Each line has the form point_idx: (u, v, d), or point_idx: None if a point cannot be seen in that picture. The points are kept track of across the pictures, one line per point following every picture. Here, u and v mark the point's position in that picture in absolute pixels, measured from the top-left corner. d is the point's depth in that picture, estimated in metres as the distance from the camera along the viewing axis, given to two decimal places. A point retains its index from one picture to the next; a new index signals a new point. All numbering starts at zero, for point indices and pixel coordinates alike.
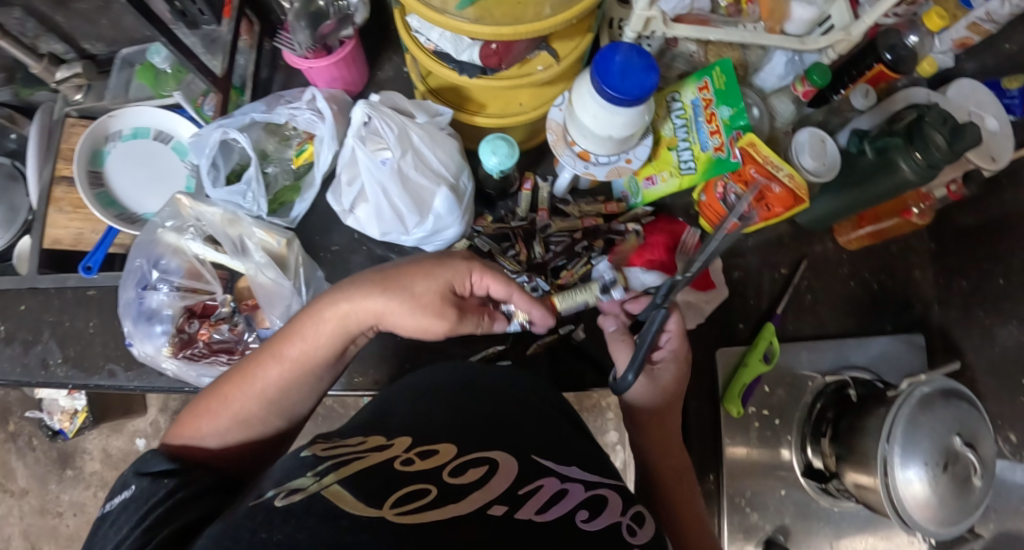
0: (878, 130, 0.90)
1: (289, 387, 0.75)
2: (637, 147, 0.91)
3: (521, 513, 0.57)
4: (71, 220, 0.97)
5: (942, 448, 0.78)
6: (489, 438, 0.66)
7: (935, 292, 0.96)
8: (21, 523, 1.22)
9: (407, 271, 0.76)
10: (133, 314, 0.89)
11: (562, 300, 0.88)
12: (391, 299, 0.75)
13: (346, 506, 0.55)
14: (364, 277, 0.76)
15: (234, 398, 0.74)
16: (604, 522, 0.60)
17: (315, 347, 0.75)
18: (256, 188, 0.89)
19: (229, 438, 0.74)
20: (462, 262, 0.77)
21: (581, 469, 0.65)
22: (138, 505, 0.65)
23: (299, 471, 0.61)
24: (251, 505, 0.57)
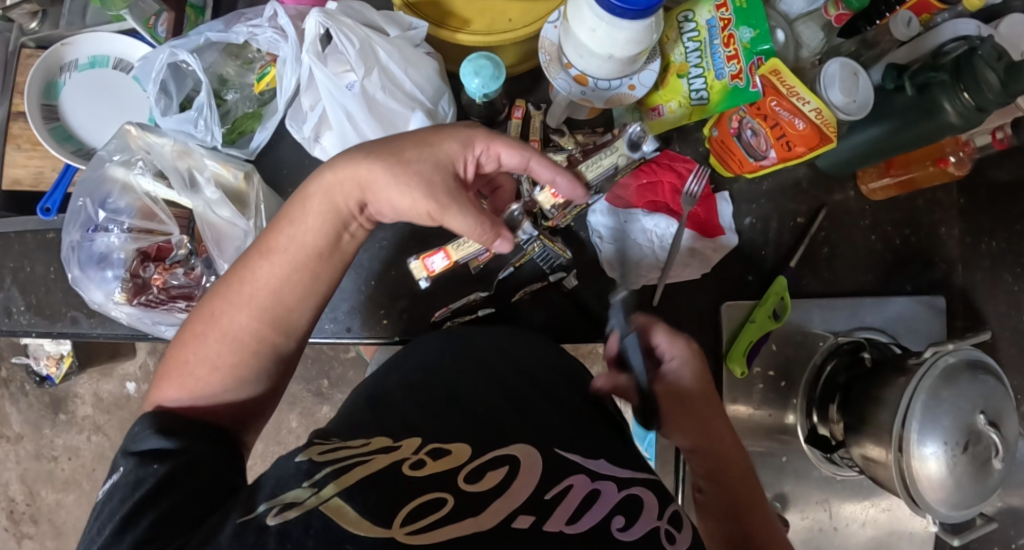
0: (920, 64, 0.78)
1: (283, 292, 0.68)
2: (643, 71, 0.80)
3: (550, 526, 0.55)
4: (28, 158, 0.84)
5: (964, 426, 0.73)
6: (490, 435, 0.62)
7: (960, 251, 0.89)
8: (18, 468, 1.25)
9: (397, 143, 0.69)
10: (81, 259, 0.78)
11: (588, 168, 0.80)
12: (377, 164, 0.67)
13: (346, 523, 0.52)
14: (344, 153, 0.70)
15: (221, 313, 0.67)
16: (641, 531, 0.57)
17: (302, 233, 0.69)
18: (208, 115, 0.78)
19: (224, 367, 0.67)
20: (460, 130, 0.70)
21: (610, 462, 0.63)
22: (124, 496, 0.57)
23: (294, 479, 0.56)
24: (239, 521, 0.53)
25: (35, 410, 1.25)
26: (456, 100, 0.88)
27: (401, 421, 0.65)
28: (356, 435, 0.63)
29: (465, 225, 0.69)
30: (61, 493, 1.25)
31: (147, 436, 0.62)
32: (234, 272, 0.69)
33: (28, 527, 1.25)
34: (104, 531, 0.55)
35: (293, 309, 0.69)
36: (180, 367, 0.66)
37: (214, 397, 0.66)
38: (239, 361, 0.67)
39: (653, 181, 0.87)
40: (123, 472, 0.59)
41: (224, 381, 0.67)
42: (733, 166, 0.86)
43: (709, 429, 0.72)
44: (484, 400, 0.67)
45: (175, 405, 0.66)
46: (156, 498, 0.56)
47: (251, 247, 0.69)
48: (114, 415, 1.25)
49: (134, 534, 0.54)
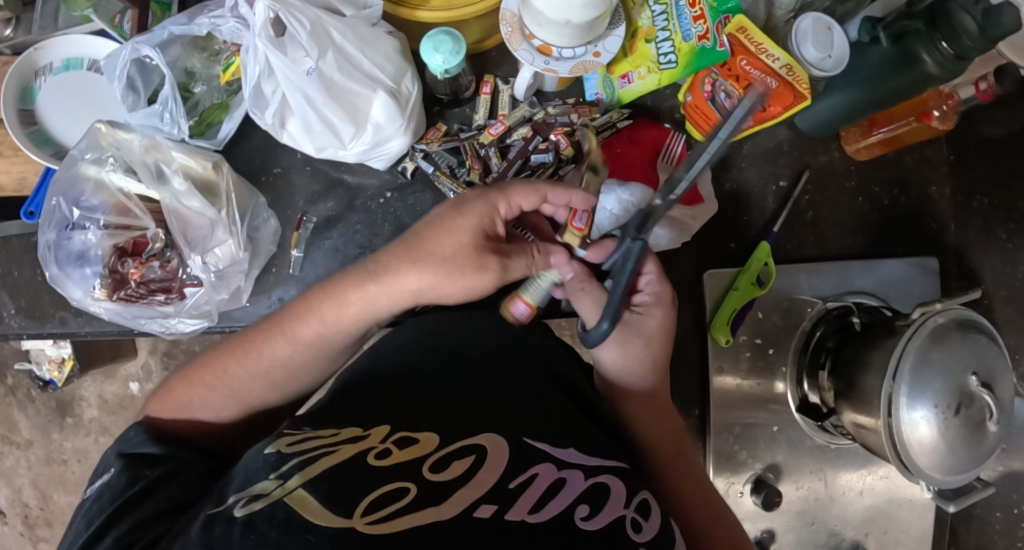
0: (895, 14, 0.75)
1: (294, 366, 0.70)
2: (607, 37, 0.78)
3: (510, 515, 0.55)
4: (11, 164, 0.86)
5: (955, 388, 0.71)
6: (459, 427, 0.62)
7: (952, 211, 0.87)
8: (30, 473, 1.29)
9: (425, 232, 0.67)
10: (59, 258, 0.80)
11: (530, 293, 0.77)
12: (423, 270, 0.66)
13: (307, 514, 0.53)
14: (384, 253, 0.69)
15: (235, 373, 0.70)
16: (606, 518, 0.57)
17: (332, 328, 0.69)
18: (173, 107, 0.79)
19: (225, 412, 0.70)
20: (483, 200, 0.68)
21: (579, 451, 0.63)
22: (112, 496, 0.60)
23: (263, 472, 0.57)
24: (209, 514, 0.55)
25: (43, 415, 1.29)
26: (423, 79, 0.86)
27: (368, 411, 0.65)
28: (324, 424, 0.64)
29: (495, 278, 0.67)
30: (74, 494, 1.29)
31: (140, 443, 0.65)
32: (248, 338, 0.71)
33: (43, 530, 1.30)
34: (90, 527, 0.58)
35: (300, 374, 0.71)
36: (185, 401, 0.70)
37: (207, 422, 0.70)
38: (245, 410, 0.71)
39: (626, 150, 0.85)
40: (113, 474, 0.62)
41: (220, 418, 0.70)
42: (709, 131, 0.84)
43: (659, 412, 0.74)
44: (451, 393, 0.67)
45: (171, 424, 0.69)
46: (140, 501, 0.59)
47: (276, 323, 0.70)
48: (119, 416, 1.27)
49: (125, 522, 0.57)
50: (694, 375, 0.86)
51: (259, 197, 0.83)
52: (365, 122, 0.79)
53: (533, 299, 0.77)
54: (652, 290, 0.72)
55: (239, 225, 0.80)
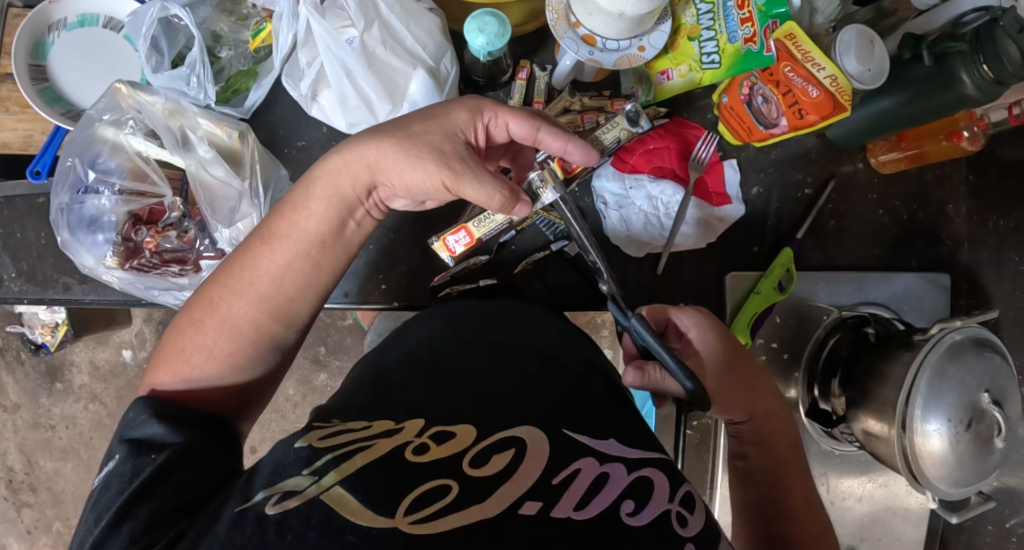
0: (939, 33, 0.76)
1: (279, 279, 0.68)
2: (653, 32, 0.78)
3: (557, 512, 0.56)
4: (18, 121, 0.81)
5: (968, 404, 0.73)
6: (492, 415, 0.63)
7: (967, 230, 0.89)
8: (15, 437, 1.24)
9: (409, 120, 0.68)
10: (70, 222, 0.76)
11: (479, 226, 0.80)
12: (382, 143, 0.67)
13: (348, 514, 0.53)
14: (361, 136, 0.70)
15: (221, 300, 0.67)
16: (653, 513, 0.58)
17: (305, 220, 0.69)
18: (201, 71, 0.75)
19: (220, 355, 0.66)
20: (468, 100, 0.69)
21: (619, 442, 0.63)
22: (122, 486, 0.58)
23: (294, 466, 0.56)
24: (237, 510, 0.53)
25: (32, 380, 1.24)
26: (459, 59, 0.84)
27: (400, 400, 0.64)
28: (355, 416, 0.63)
29: (448, 172, 0.66)
30: (60, 461, 1.25)
31: (144, 422, 0.62)
32: (235, 262, 0.69)
33: (28, 495, 1.25)
34: (100, 523, 0.56)
35: (293, 300, 0.68)
36: (177, 350, 0.67)
37: (211, 379, 0.66)
38: (237, 347, 0.67)
39: (659, 146, 0.85)
40: (118, 462, 0.60)
41: (220, 368, 0.67)
42: (741, 134, 0.84)
43: (755, 402, 0.74)
44: (476, 373, 0.67)
45: (177, 389, 0.66)
46: (151, 491, 0.56)
47: (254, 235, 0.69)
48: (110, 384, 1.24)
49: (135, 522, 0.55)
50: None
51: (282, 169, 0.80)
52: (401, 100, 0.76)
53: (478, 233, 0.80)
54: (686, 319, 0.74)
55: (260, 198, 0.78)
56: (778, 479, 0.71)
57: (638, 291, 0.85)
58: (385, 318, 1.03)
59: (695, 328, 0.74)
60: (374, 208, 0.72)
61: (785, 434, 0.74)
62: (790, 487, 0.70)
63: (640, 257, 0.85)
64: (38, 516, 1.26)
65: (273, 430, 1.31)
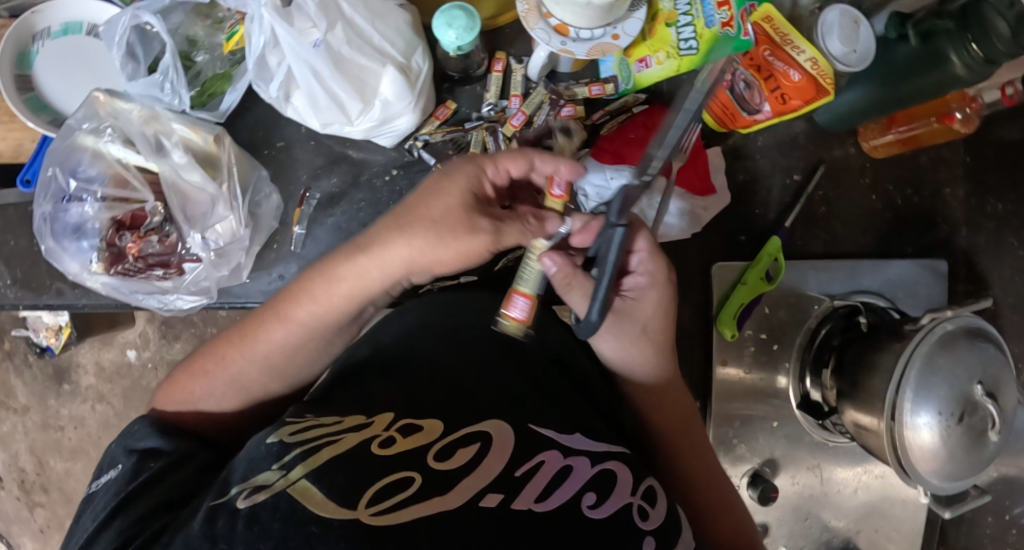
0: (926, 11, 0.73)
1: (292, 352, 0.71)
2: (627, 20, 0.76)
3: (517, 504, 0.56)
4: (8, 130, 0.84)
5: (961, 396, 0.71)
6: (461, 411, 0.64)
7: (964, 214, 0.85)
8: (26, 439, 1.29)
9: (415, 201, 0.68)
10: (54, 230, 0.78)
11: (525, 282, 0.68)
12: (412, 238, 0.66)
13: (312, 505, 0.54)
14: (383, 227, 0.68)
15: (232, 364, 0.71)
16: (613, 507, 0.59)
17: (326, 310, 0.69)
18: (174, 77, 0.76)
19: (228, 400, 0.71)
20: (467, 167, 0.68)
21: (585, 437, 0.65)
22: (117, 489, 0.62)
23: (265, 462, 0.59)
24: (211, 505, 0.56)
25: (40, 382, 1.27)
26: (434, 53, 0.83)
27: (374, 398, 0.66)
28: (328, 412, 0.65)
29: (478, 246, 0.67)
30: (70, 461, 1.29)
31: (145, 435, 0.67)
32: (247, 327, 0.72)
33: (40, 495, 1.29)
34: (97, 518, 0.60)
35: (302, 364, 0.73)
36: (186, 389, 0.71)
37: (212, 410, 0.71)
38: (246, 397, 0.72)
39: (640, 136, 0.83)
40: (121, 469, 0.64)
41: (231, 407, 0.72)
42: (725, 121, 0.82)
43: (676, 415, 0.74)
44: (457, 376, 0.68)
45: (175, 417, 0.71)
46: (144, 490, 0.61)
47: (270, 308, 0.71)
48: (116, 384, 1.26)
49: (126, 518, 0.58)
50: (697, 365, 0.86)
51: (261, 171, 0.81)
52: (372, 99, 0.76)
53: (529, 291, 0.68)
54: (642, 270, 0.68)
55: (239, 201, 0.78)
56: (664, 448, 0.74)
57: None
58: None
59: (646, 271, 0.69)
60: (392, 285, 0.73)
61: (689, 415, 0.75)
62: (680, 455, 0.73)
63: None
64: (50, 515, 1.30)
65: None
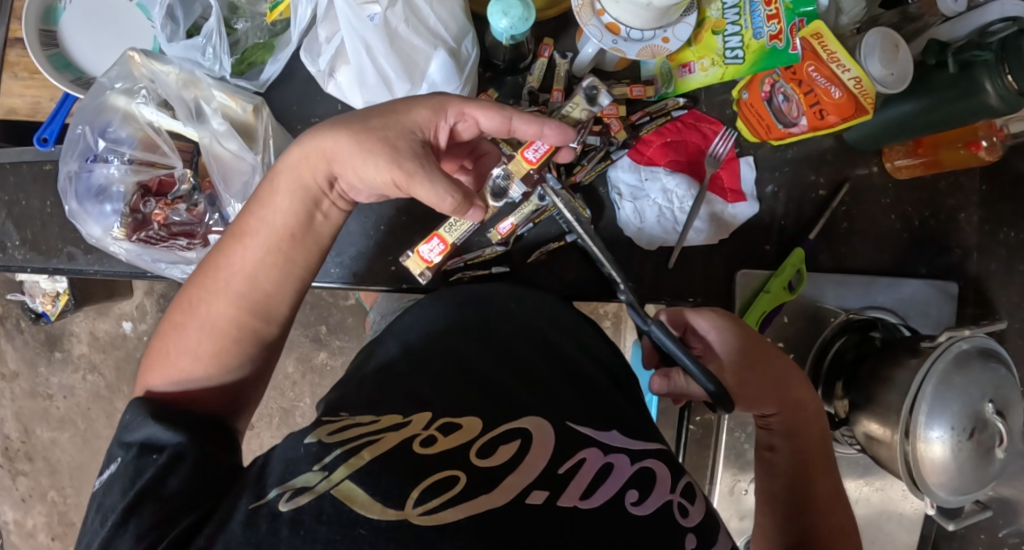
0: (966, 41, 0.75)
1: (254, 274, 0.67)
2: (677, 24, 0.77)
3: (563, 501, 0.55)
4: (26, 86, 0.81)
5: (972, 412, 0.74)
6: (499, 410, 0.62)
7: (977, 239, 0.89)
8: (13, 406, 1.24)
9: (367, 113, 0.68)
10: (78, 191, 0.75)
11: (450, 231, 0.79)
12: (339, 136, 0.66)
13: (358, 508, 0.52)
14: (324, 126, 0.69)
15: (200, 302, 0.67)
16: (656, 503, 0.58)
17: (273, 215, 0.68)
18: (217, 42, 0.74)
19: (204, 356, 0.66)
20: (431, 99, 0.68)
21: (621, 434, 0.63)
22: (127, 487, 0.57)
23: (304, 463, 0.55)
24: (250, 507, 0.52)
25: (31, 348, 1.23)
26: (480, 41, 0.83)
27: (407, 393, 0.64)
28: (363, 411, 0.62)
29: (388, 173, 0.65)
30: (57, 431, 1.24)
31: (140, 425, 0.62)
32: (211, 262, 0.69)
33: (23, 463, 1.24)
34: (107, 522, 0.56)
35: (270, 295, 0.68)
36: (162, 351, 0.67)
37: (202, 381, 0.66)
38: (221, 346, 0.67)
39: (677, 140, 0.85)
40: (122, 462, 0.59)
41: (207, 369, 0.66)
42: (760, 131, 0.83)
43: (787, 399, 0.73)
44: (478, 368, 0.67)
45: (160, 393, 0.65)
46: (153, 494, 0.56)
47: (226, 235, 0.69)
48: (109, 354, 1.22)
49: (142, 521, 0.54)
50: None
51: None
52: (420, 81, 0.75)
53: (450, 238, 0.80)
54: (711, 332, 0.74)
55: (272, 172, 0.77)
56: (802, 475, 0.71)
57: (650, 285, 0.85)
58: (386, 298, 1.01)
59: (714, 331, 0.74)
60: (341, 201, 0.71)
61: (815, 424, 0.74)
62: (816, 479, 0.70)
63: (653, 250, 0.84)
64: (33, 485, 1.25)
65: (270, 407, 1.31)
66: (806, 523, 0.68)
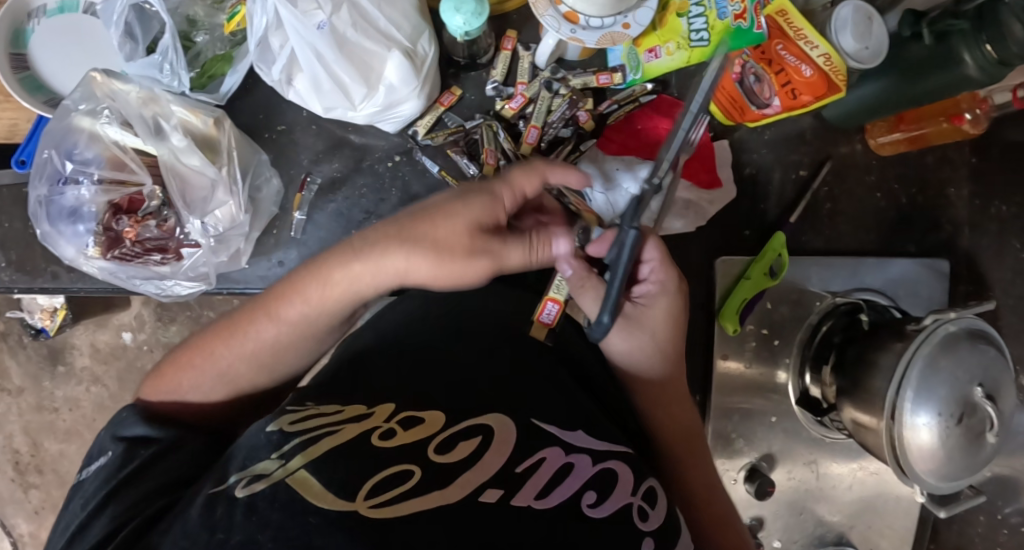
0: (941, 10, 0.72)
1: (282, 350, 0.67)
2: (638, 9, 0.75)
3: (516, 500, 0.55)
4: (2, 110, 0.82)
5: (961, 397, 0.71)
6: (459, 402, 0.62)
7: (968, 214, 0.86)
8: (20, 420, 1.28)
9: (417, 217, 0.63)
10: (51, 213, 0.76)
11: None
12: (411, 253, 0.62)
13: (310, 496, 0.52)
14: (374, 240, 0.63)
15: (241, 344, 0.66)
16: (612, 508, 0.57)
17: (357, 289, 0.64)
18: (174, 58, 0.75)
19: (234, 377, 0.67)
20: (485, 190, 0.63)
21: (587, 434, 0.63)
22: (107, 477, 0.59)
23: (264, 451, 0.56)
24: (209, 493, 0.54)
25: (35, 362, 1.27)
26: (439, 40, 0.81)
27: (372, 387, 0.64)
28: (328, 400, 0.63)
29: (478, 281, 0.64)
30: (64, 443, 1.28)
31: (134, 423, 0.64)
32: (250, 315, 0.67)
33: (34, 476, 1.29)
34: (87, 507, 0.58)
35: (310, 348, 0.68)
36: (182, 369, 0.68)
37: (217, 396, 0.68)
38: (251, 375, 0.68)
39: (647, 127, 0.83)
40: (111, 457, 0.61)
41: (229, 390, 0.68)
42: (733, 114, 0.81)
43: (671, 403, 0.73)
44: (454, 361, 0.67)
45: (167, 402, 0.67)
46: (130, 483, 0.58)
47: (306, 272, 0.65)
48: (111, 366, 1.26)
49: (119, 503, 0.57)
50: (700, 358, 0.85)
51: (262, 155, 0.80)
52: (377, 84, 0.74)
53: None
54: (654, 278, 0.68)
55: (239, 185, 0.77)
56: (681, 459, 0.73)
57: None
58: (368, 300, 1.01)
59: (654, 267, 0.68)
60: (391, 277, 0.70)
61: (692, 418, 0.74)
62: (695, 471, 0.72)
63: None
64: (45, 496, 1.29)
65: None
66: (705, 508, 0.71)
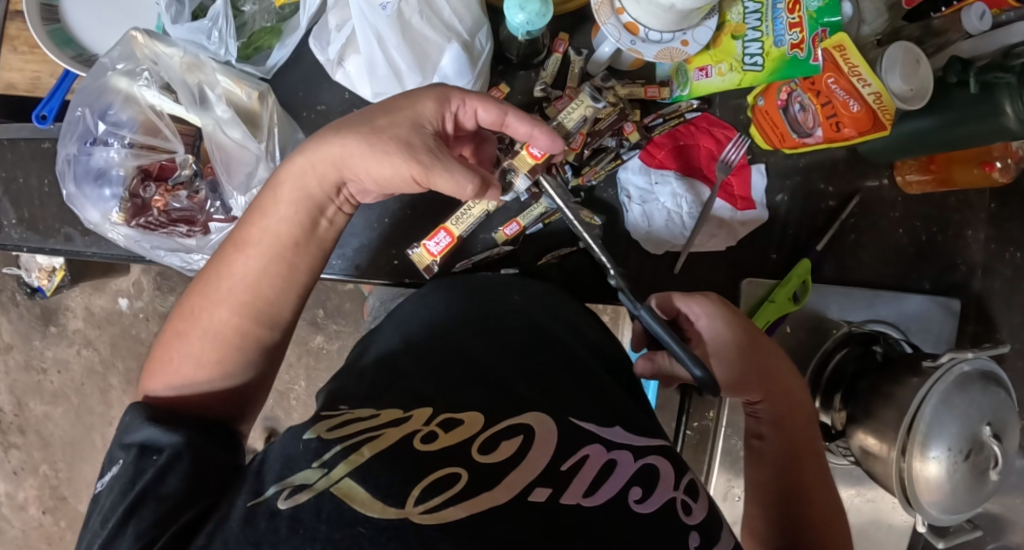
0: (991, 59, 0.73)
1: (257, 284, 0.65)
2: (698, 27, 0.75)
3: (566, 498, 0.52)
4: (26, 61, 0.78)
5: (971, 434, 0.74)
6: (499, 401, 0.59)
7: (982, 257, 0.89)
8: (7, 378, 1.23)
9: (375, 112, 0.66)
10: (76, 173, 0.73)
11: (457, 224, 0.80)
12: (347, 140, 0.64)
13: (357, 505, 0.48)
14: (326, 132, 0.67)
15: (202, 309, 0.64)
16: (660, 501, 0.55)
17: (277, 223, 0.66)
18: (223, 26, 0.72)
19: (209, 362, 0.64)
20: (433, 90, 0.66)
21: (624, 430, 0.61)
22: (124, 488, 0.55)
23: (303, 458, 0.52)
24: (248, 505, 0.49)
25: (26, 321, 1.22)
26: (494, 35, 0.81)
27: (404, 386, 0.61)
28: (363, 405, 0.60)
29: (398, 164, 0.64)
30: (50, 405, 1.24)
31: (140, 426, 0.59)
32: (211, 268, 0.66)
33: (15, 437, 1.24)
34: (108, 522, 0.53)
35: (273, 303, 0.66)
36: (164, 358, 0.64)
37: (209, 384, 0.64)
38: (223, 355, 0.64)
39: (689, 144, 0.84)
40: (122, 465, 0.56)
41: (211, 375, 0.64)
42: (773, 140, 0.82)
43: (780, 386, 0.72)
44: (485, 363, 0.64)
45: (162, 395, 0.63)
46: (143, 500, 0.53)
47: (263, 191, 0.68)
48: (105, 330, 1.22)
49: (141, 520, 0.52)
50: None
51: (300, 134, 0.77)
52: (431, 73, 0.73)
53: (457, 231, 0.80)
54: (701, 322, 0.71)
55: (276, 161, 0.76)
56: (795, 462, 0.69)
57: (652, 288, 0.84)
58: (385, 288, 1.00)
59: (704, 315, 0.71)
60: (346, 205, 0.70)
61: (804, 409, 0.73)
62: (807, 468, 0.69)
63: (659, 254, 0.83)
64: (25, 458, 1.25)
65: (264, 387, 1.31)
66: (800, 516, 0.66)
